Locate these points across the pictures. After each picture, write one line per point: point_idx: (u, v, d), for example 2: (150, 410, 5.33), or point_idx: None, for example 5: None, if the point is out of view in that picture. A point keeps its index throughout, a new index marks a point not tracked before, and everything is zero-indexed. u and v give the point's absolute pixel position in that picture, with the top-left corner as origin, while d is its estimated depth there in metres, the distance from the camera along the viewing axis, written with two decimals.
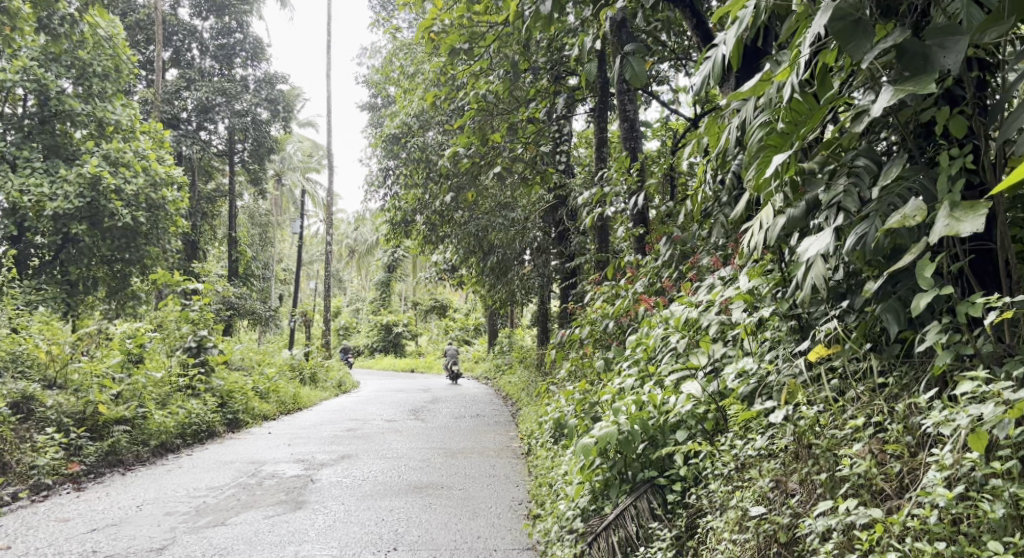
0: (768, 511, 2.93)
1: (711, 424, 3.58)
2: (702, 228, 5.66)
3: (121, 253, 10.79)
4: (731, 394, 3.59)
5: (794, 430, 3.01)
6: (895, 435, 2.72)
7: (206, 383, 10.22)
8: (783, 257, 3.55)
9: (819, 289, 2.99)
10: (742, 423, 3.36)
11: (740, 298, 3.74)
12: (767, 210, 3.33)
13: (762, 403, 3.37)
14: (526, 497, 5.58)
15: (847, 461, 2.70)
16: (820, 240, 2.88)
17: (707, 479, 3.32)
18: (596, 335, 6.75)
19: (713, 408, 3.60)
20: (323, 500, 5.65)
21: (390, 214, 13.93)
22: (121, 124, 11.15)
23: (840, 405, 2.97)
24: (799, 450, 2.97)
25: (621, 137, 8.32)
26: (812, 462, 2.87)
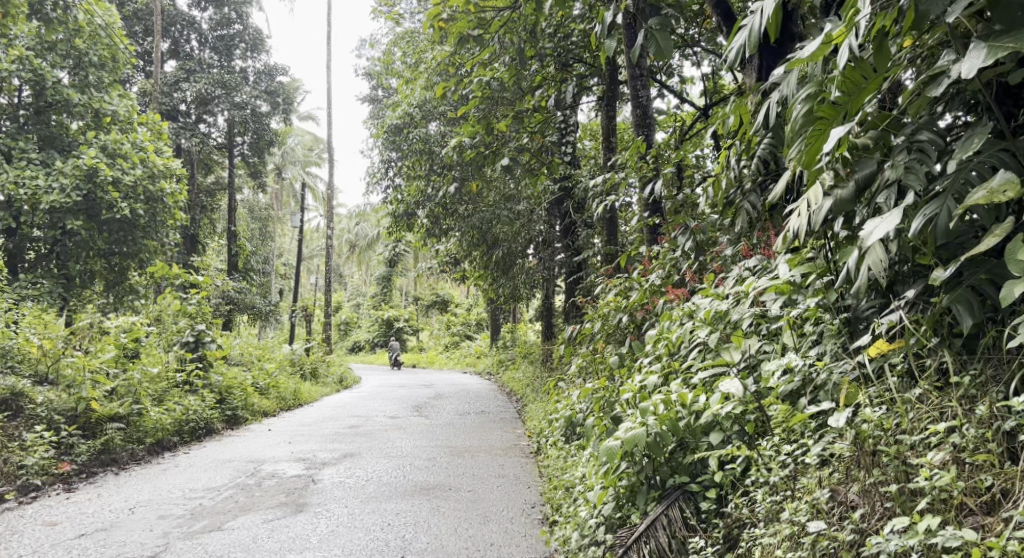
0: (826, 525, 2.69)
1: (751, 427, 3.28)
2: (724, 217, 5.40)
3: (118, 246, 10.49)
4: (772, 393, 3.33)
5: (853, 436, 2.79)
6: (978, 443, 2.51)
7: (204, 378, 9.97)
8: (829, 243, 3.33)
9: (881, 278, 2.76)
10: (785, 425, 3.12)
11: (777, 289, 3.53)
12: (813, 191, 3.12)
13: (809, 403, 3.14)
14: (540, 499, 5.31)
15: (927, 474, 2.48)
16: (883, 221, 2.65)
17: (749, 487, 3.07)
18: (608, 330, 6.46)
19: (753, 408, 3.29)
20: (325, 502, 5.36)
21: (392, 207, 13.64)
22: (117, 115, 10.83)
23: (907, 407, 2.74)
24: (859, 457, 2.75)
25: (634, 124, 8.03)
26: (880, 473, 2.67)
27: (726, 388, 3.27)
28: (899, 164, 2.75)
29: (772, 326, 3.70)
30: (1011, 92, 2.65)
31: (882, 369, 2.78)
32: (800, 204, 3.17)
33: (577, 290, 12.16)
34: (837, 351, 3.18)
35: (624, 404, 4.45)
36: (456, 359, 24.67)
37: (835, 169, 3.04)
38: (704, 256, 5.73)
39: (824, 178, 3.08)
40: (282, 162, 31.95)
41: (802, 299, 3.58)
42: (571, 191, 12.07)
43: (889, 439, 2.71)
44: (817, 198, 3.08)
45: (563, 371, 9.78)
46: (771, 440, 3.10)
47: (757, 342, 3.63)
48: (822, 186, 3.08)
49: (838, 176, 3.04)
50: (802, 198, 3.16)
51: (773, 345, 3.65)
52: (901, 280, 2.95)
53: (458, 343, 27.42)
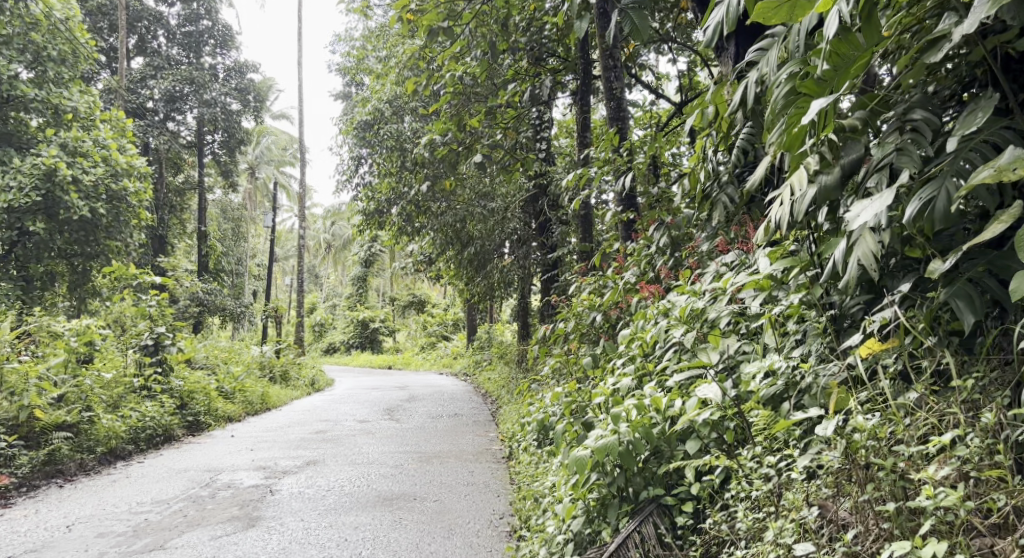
0: (816, 547, 2.44)
1: (731, 435, 3.02)
2: (700, 211, 5.15)
3: (79, 248, 10.03)
4: (753, 397, 3.06)
5: (845, 447, 2.54)
6: (987, 458, 2.27)
7: (164, 383, 9.57)
8: (814, 235, 3.10)
9: (873, 270, 2.53)
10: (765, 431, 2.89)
11: (758, 285, 3.28)
12: (798, 176, 2.89)
13: (794, 408, 2.88)
14: (508, 509, 5.02)
15: (932, 493, 2.24)
16: (874, 205, 2.43)
17: (731, 501, 2.81)
18: (582, 329, 6.19)
19: (733, 414, 3.03)
20: (279, 515, 5.04)
21: (364, 205, 13.27)
22: (78, 112, 10.28)
23: (906, 414, 2.50)
24: (852, 471, 2.50)
25: (608, 118, 7.76)
26: (875, 488, 2.42)
27: (703, 394, 3.01)
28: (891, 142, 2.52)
29: (752, 326, 3.45)
30: (1013, 64, 2.44)
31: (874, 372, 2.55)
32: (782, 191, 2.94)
33: (553, 289, 11.88)
34: (823, 353, 2.95)
35: (597, 410, 4.18)
36: (433, 359, 24.32)
37: (822, 151, 2.82)
38: (681, 252, 5.47)
39: (810, 162, 2.86)
40: (255, 161, 31.39)
41: (783, 296, 3.34)
42: (545, 188, 11.79)
43: (887, 451, 2.46)
44: (801, 185, 2.86)
45: (537, 372, 9.49)
46: (756, 451, 2.86)
47: (736, 342, 3.37)
48: (807, 171, 2.86)
49: (824, 160, 2.81)
50: (786, 184, 2.93)
51: (755, 345, 3.39)
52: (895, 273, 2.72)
53: (434, 343, 27.03)
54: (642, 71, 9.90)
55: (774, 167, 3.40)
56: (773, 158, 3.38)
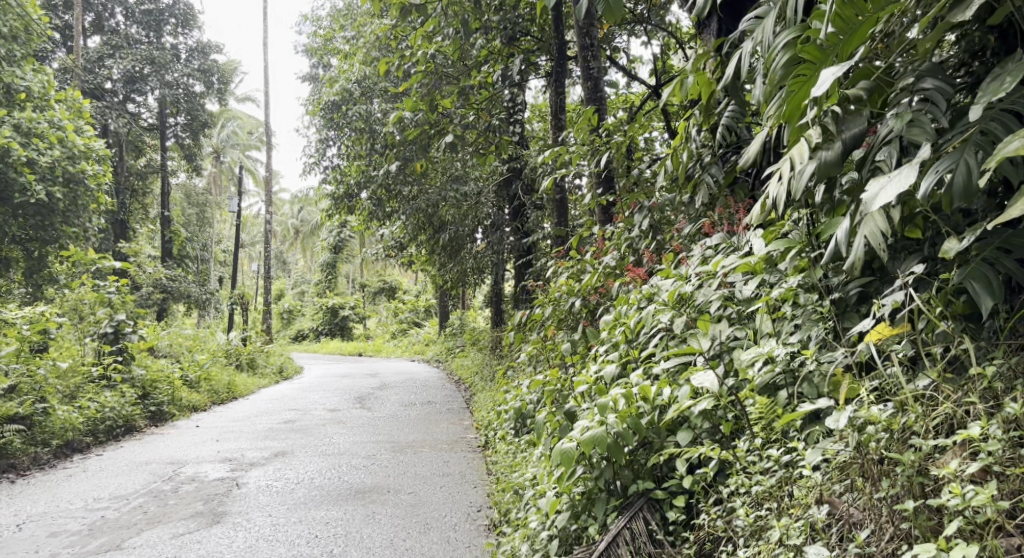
0: (831, 551, 2.32)
1: (727, 426, 2.87)
2: (683, 193, 5.01)
3: (35, 233, 9.64)
4: (749, 386, 2.91)
5: (857, 441, 2.41)
6: (1011, 452, 2.18)
7: (125, 372, 9.26)
8: (814, 213, 3.00)
9: (883, 249, 2.45)
10: (762, 421, 2.76)
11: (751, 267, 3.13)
12: (798, 149, 2.78)
13: (795, 398, 2.74)
14: (486, 501, 4.86)
15: (960, 492, 2.13)
16: (889, 180, 2.35)
17: (731, 498, 2.68)
18: (560, 315, 6.04)
19: (729, 405, 2.88)
20: (246, 510, 4.81)
21: (332, 190, 12.94)
22: (32, 92, 9.71)
23: (923, 405, 2.39)
24: (865, 468, 2.38)
25: (585, 99, 7.57)
26: (890, 485, 2.32)
27: (699, 382, 2.84)
28: (906, 114, 2.45)
29: (743, 311, 3.31)
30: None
31: (888, 358, 2.46)
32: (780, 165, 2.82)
33: (527, 275, 11.70)
34: (826, 338, 2.82)
35: (580, 399, 4.00)
36: (404, 346, 24.02)
37: (824, 123, 2.70)
38: (663, 235, 5.31)
39: (811, 134, 2.74)
40: (219, 145, 30.69)
41: (777, 281, 3.18)
42: (518, 171, 11.57)
43: (903, 445, 2.37)
44: (801, 158, 2.75)
45: (512, 359, 9.32)
46: (755, 443, 2.72)
47: (727, 327, 3.21)
48: (808, 144, 2.75)
49: (826, 132, 2.70)
50: (785, 158, 2.81)
51: (747, 331, 3.23)
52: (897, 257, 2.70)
53: (405, 330, 26.73)
54: (617, 53, 9.70)
55: (768, 140, 3.28)
56: (768, 131, 3.26)
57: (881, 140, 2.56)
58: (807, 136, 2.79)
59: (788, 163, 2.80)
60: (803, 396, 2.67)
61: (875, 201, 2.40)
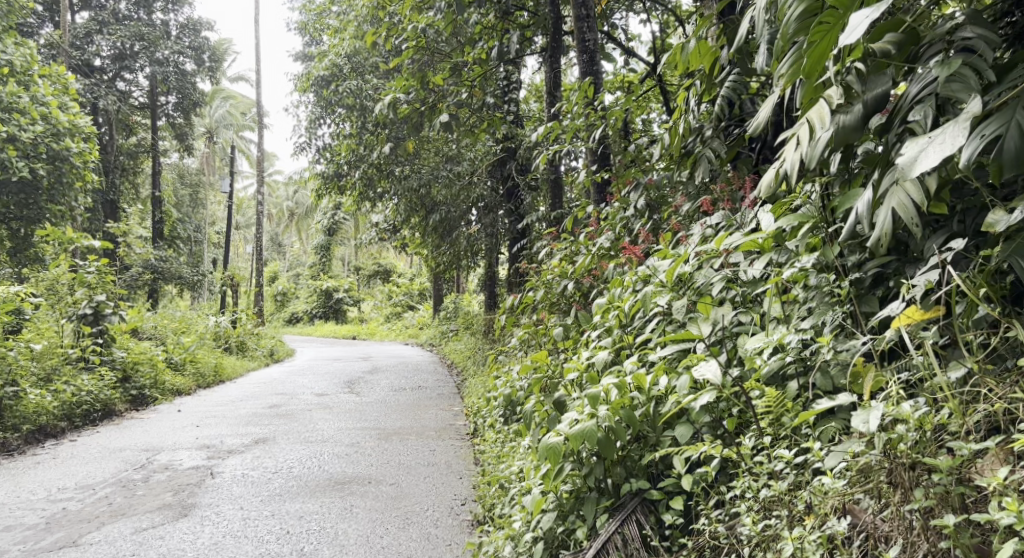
0: None
1: (733, 423, 2.60)
2: (683, 170, 4.74)
3: (17, 211, 9.28)
4: (757, 378, 2.66)
5: (884, 444, 2.17)
6: None
7: (105, 355, 8.98)
8: (829, 186, 2.72)
9: (916, 222, 2.21)
10: (771, 414, 2.51)
11: (758, 245, 2.84)
12: (817, 110, 2.53)
13: (809, 393, 2.50)
14: (471, 493, 4.59)
15: (1014, 509, 1.88)
16: (933, 144, 2.15)
17: (736, 504, 2.43)
18: (552, 298, 5.76)
19: (734, 399, 2.62)
20: (216, 503, 4.54)
21: (323, 169, 12.60)
22: (13, 66, 9.14)
23: (964, 405, 2.14)
24: (895, 475, 2.14)
25: (580, 73, 7.23)
26: (923, 495, 2.08)
27: (701, 374, 2.55)
28: (950, 65, 2.22)
29: (746, 294, 3.03)
30: None
31: (922, 347, 2.22)
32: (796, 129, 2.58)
33: (521, 258, 11.39)
34: (842, 322, 2.56)
35: (570, 388, 3.73)
36: (398, 330, 23.76)
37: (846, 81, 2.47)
38: (660, 214, 5.01)
39: (831, 94, 2.50)
40: (213, 124, 30.25)
41: (785, 260, 2.91)
42: (513, 151, 11.24)
43: (936, 447, 2.12)
44: (823, 124, 2.47)
45: (505, 343, 9.07)
46: (764, 441, 2.45)
47: (730, 311, 2.93)
48: (828, 105, 2.51)
49: (848, 91, 2.46)
50: (802, 121, 2.57)
51: (752, 317, 2.96)
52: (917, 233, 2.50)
53: (400, 313, 26.43)
54: (616, 29, 9.35)
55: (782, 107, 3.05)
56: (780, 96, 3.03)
57: (912, 100, 2.35)
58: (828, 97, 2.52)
59: (805, 126, 2.55)
60: (819, 389, 2.40)
61: (912, 166, 2.18)
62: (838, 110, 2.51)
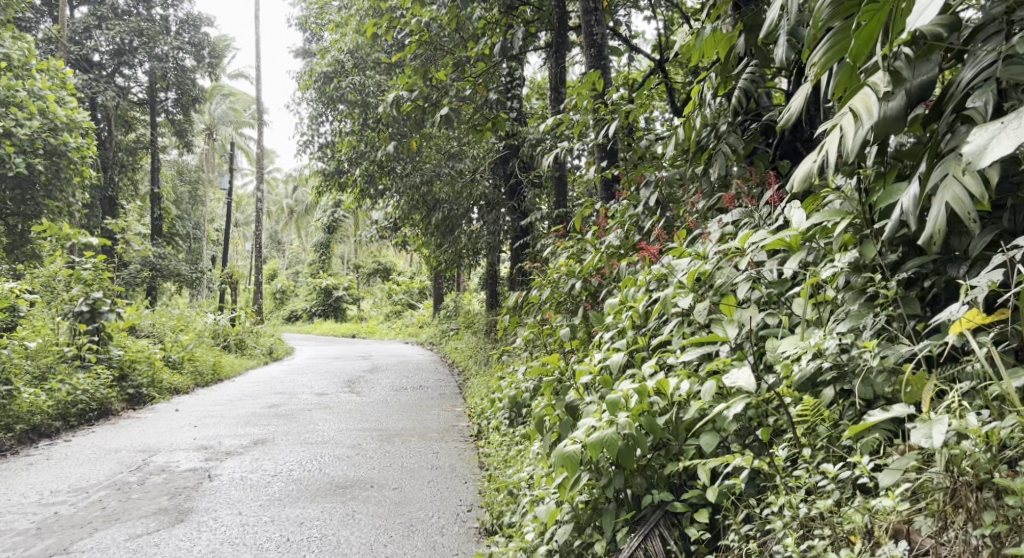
0: None
1: (766, 433, 2.50)
2: (698, 166, 4.61)
3: (16, 206, 9.13)
4: (790, 385, 2.60)
5: (951, 461, 2.08)
6: None
7: (102, 353, 8.83)
8: (868, 178, 2.63)
9: (975, 216, 2.16)
10: (807, 423, 2.48)
11: (790, 243, 2.73)
12: (862, 99, 2.49)
13: (847, 404, 2.47)
14: (477, 499, 4.44)
15: None
16: (996, 133, 2.09)
17: (769, 522, 2.32)
18: (560, 298, 5.62)
19: (766, 409, 2.54)
20: (214, 507, 4.40)
21: (323, 166, 12.43)
22: (10, 60, 8.95)
23: None
24: (961, 494, 2.05)
25: (587, 67, 7.06)
26: (992, 520, 1.98)
27: (733, 382, 2.40)
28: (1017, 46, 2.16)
29: (772, 295, 2.93)
30: None
31: (984, 353, 2.13)
32: (839, 119, 2.53)
33: (524, 257, 11.22)
34: (883, 327, 2.52)
35: (582, 391, 3.57)
36: (398, 328, 23.56)
37: (894, 67, 2.43)
38: (673, 212, 4.85)
39: (877, 82, 2.47)
40: (213, 121, 30.05)
41: (816, 259, 2.83)
42: (517, 149, 11.07)
43: (1005, 468, 2.02)
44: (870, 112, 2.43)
45: (508, 343, 8.92)
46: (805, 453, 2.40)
47: (758, 314, 2.82)
48: (874, 94, 2.47)
49: (895, 77, 2.42)
50: (846, 110, 2.53)
51: (780, 320, 2.86)
52: (959, 231, 2.43)
53: (400, 311, 26.25)
54: (622, 25, 9.18)
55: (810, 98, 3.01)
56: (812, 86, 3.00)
57: (966, 87, 2.30)
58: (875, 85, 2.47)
59: (850, 115, 2.51)
60: (863, 398, 2.36)
61: (981, 154, 2.08)
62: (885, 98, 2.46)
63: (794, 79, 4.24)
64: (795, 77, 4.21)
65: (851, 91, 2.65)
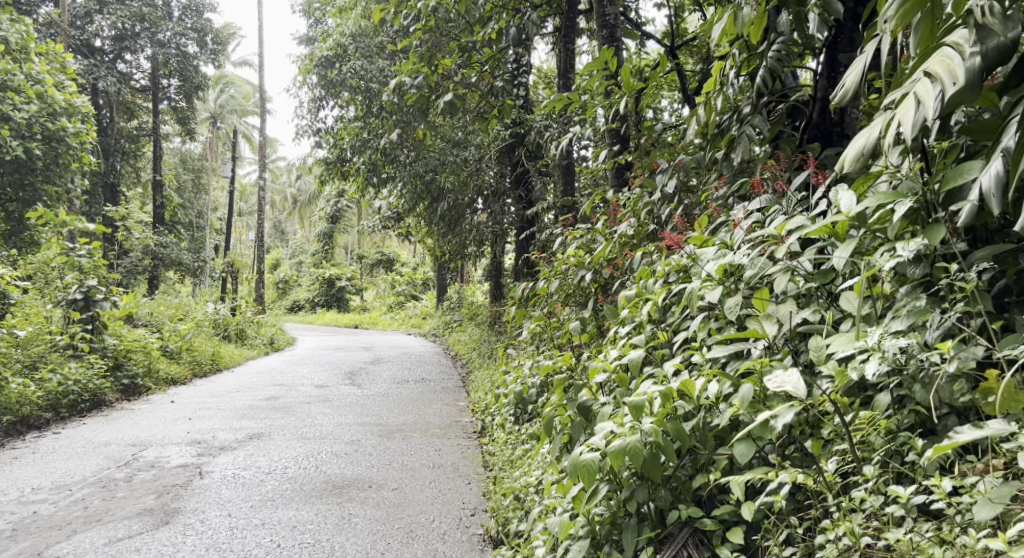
0: None
1: (816, 445, 2.34)
2: (717, 150, 4.34)
3: (12, 192, 8.87)
4: (837, 393, 2.38)
5: None
6: None
7: (95, 342, 8.59)
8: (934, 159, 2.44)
9: None
10: (862, 433, 2.35)
11: (840, 231, 2.47)
12: (943, 62, 2.25)
13: (906, 417, 2.33)
14: (481, 501, 4.20)
15: None
16: None
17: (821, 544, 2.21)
18: (568, 289, 5.36)
19: (806, 425, 2.43)
20: (202, 508, 4.16)
21: (325, 153, 12.14)
22: (8, 42, 8.67)
23: None
24: None
25: (599, 48, 6.73)
26: None
27: (778, 385, 2.12)
28: None
29: (812, 287, 2.65)
30: None
31: None
32: (912, 85, 2.29)
33: (529, 249, 10.93)
34: (952, 325, 2.30)
35: (594, 391, 3.32)
36: (401, 320, 23.31)
37: (983, 24, 2.23)
38: (690, 199, 4.57)
39: (961, 42, 2.26)
40: (216, 109, 29.73)
41: (869, 248, 2.57)
42: (522, 137, 10.78)
43: None
44: (954, 74, 2.20)
45: (513, 336, 8.68)
46: (862, 472, 2.26)
47: (797, 310, 2.55)
48: (958, 55, 2.24)
49: (982, 35, 2.23)
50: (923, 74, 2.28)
51: (822, 315, 2.58)
52: None
53: (403, 303, 26.02)
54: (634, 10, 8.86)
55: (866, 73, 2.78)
56: (869, 55, 2.76)
57: None
58: (963, 44, 2.26)
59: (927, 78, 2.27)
60: (934, 406, 2.18)
61: None
62: (971, 60, 2.24)
63: (824, 58, 3.95)
64: (825, 55, 3.92)
65: (923, 53, 2.41)
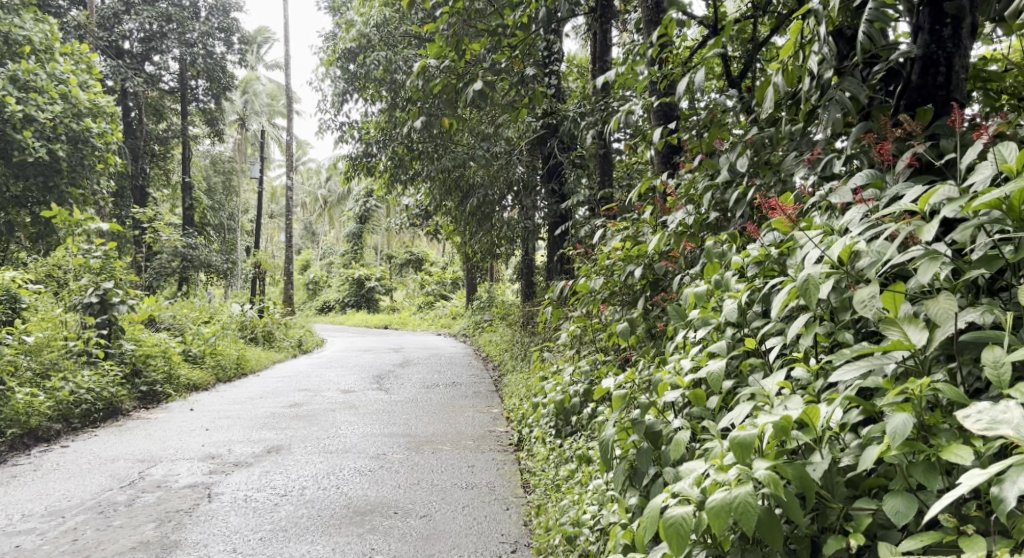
0: None
1: None
2: (793, 124, 3.73)
3: (35, 195, 8.43)
4: None
5: None
6: None
7: (111, 348, 8.13)
8: None
9: None
10: None
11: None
12: None
13: None
14: (524, 533, 3.65)
15: None
16: None
17: None
18: (616, 287, 4.75)
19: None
20: (204, 542, 3.64)
21: (350, 148, 11.57)
22: (32, 42, 8.23)
23: None
24: None
25: (643, 19, 6.02)
26: None
27: (991, 427, 1.79)
28: None
29: (962, 276, 2.22)
30: None
31: None
32: None
33: (564, 246, 10.30)
34: None
35: (662, 411, 2.80)
36: (430, 321, 22.77)
37: None
38: (761, 178, 3.89)
39: None
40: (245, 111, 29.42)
41: None
42: (555, 127, 10.11)
43: None
44: None
45: (549, 340, 8.08)
46: None
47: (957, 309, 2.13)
48: None
49: None
50: None
51: (993, 318, 2.11)
52: None
53: (432, 302, 25.46)
54: None
55: None
56: None
57: None
58: None
59: None
60: None
61: None
62: None
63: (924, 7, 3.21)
64: (925, 6, 3.20)
65: None
